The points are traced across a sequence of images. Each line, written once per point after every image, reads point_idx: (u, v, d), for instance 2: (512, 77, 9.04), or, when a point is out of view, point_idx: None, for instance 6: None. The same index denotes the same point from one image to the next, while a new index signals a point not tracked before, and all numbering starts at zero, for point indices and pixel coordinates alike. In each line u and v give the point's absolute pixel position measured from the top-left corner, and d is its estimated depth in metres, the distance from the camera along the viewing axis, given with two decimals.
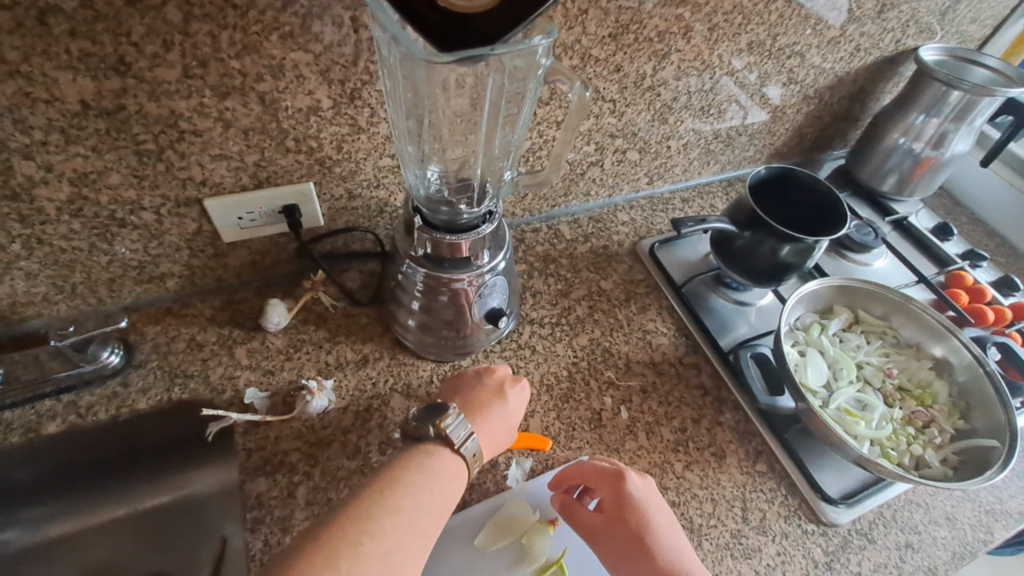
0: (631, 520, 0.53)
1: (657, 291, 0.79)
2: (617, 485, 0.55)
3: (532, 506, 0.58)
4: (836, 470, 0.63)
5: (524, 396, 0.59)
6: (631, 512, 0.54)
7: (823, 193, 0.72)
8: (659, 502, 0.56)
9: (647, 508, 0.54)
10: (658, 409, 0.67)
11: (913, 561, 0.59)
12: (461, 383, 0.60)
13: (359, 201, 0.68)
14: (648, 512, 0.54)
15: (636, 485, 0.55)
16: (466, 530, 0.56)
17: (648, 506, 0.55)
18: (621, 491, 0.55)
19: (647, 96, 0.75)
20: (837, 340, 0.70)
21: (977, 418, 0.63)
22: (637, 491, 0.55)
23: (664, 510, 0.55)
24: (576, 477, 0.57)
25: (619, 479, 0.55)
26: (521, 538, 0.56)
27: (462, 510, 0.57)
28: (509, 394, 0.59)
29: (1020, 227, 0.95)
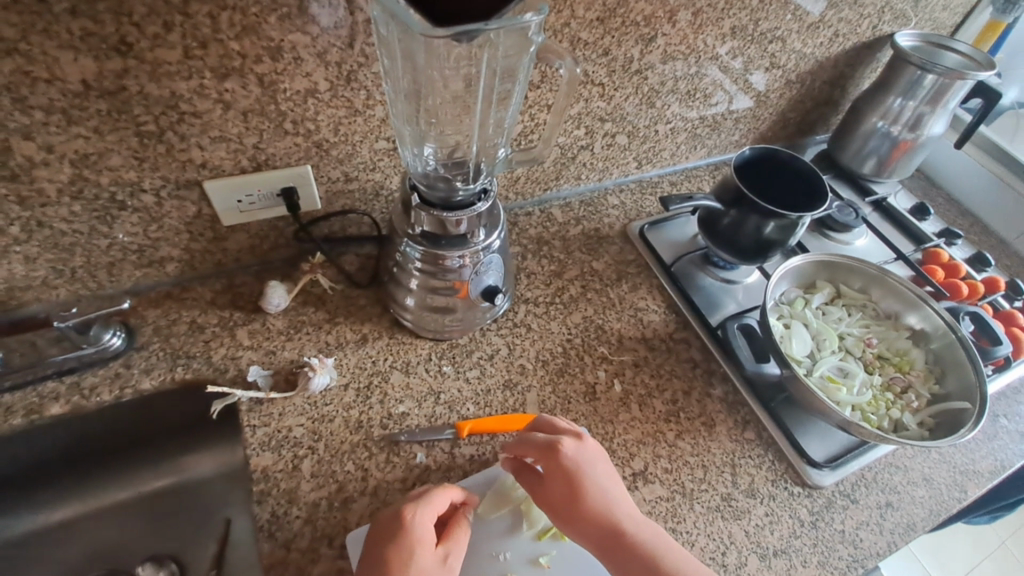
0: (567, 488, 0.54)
1: (647, 271, 0.82)
2: (552, 457, 0.55)
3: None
4: (820, 436, 0.66)
5: (429, 534, 0.51)
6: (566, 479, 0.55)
7: (804, 173, 0.75)
8: (597, 464, 0.56)
9: (585, 473, 0.55)
10: (649, 382, 0.69)
11: (893, 518, 0.62)
12: (367, 549, 0.51)
13: (355, 184, 0.69)
14: (584, 474, 0.55)
15: (571, 452, 0.56)
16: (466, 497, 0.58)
17: (584, 470, 0.55)
18: (557, 462, 0.55)
19: (634, 79, 0.77)
20: (820, 313, 0.73)
21: (951, 381, 0.66)
22: (571, 456, 0.56)
23: (596, 459, 0.57)
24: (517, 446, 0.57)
25: (552, 450, 0.56)
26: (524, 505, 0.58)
27: (464, 478, 0.59)
28: (415, 551, 0.49)
29: (992, 206, 0.99)
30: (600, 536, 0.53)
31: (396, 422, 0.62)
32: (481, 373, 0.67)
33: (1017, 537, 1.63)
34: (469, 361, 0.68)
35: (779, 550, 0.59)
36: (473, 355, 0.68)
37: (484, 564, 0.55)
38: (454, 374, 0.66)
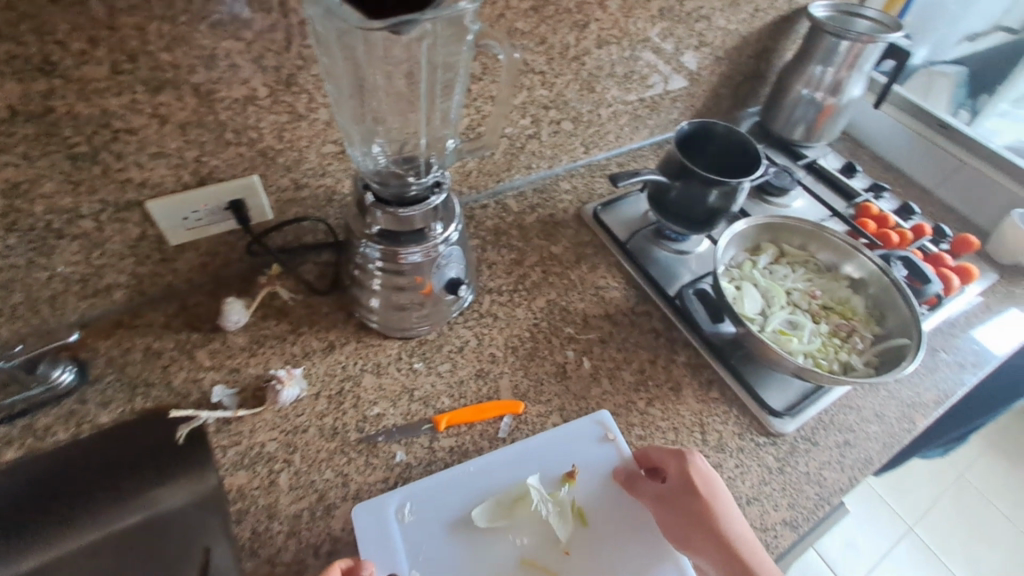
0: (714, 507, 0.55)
1: (605, 251, 0.84)
2: (680, 462, 0.57)
3: (547, 456, 0.61)
4: (779, 387, 0.70)
5: None
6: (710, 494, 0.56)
7: (742, 141, 0.78)
8: (721, 482, 0.57)
9: (708, 489, 0.56)
10: (617, 355, 0.71)
11: (850, 454, 0.67)
12: None
13: (306, 191, 0.69)
14: (708, 491, 0.56)
15: (700, 463, 0.57)
16: (470, 474, 0.59)
17: (709, 484, 0.56)
18: (682, 469, 0.57)
19: (573, 65, 0.79)
20: (767, 272, 0.77)
21: (889, 322, 0.71)
22: (699, 468, 0.57)
23: (717, 478, 0.57)
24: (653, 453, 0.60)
25: (682, 455, 0.58)
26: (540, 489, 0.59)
27: (474, 460, 0.60)
28: None
29: (913, 160, 1.07)
30: (715, 552, 0.54)
31: (371, 423, 0.61)
32: (453, 365, 0.67)
33: (972, 468, 1.80)
34: (440, 355, 0.68)
35: (752, 498, 0.62)
36: (443, 349, 0.69)
37: (503, 548, 0.55)
38: (425, 370, 0.66)
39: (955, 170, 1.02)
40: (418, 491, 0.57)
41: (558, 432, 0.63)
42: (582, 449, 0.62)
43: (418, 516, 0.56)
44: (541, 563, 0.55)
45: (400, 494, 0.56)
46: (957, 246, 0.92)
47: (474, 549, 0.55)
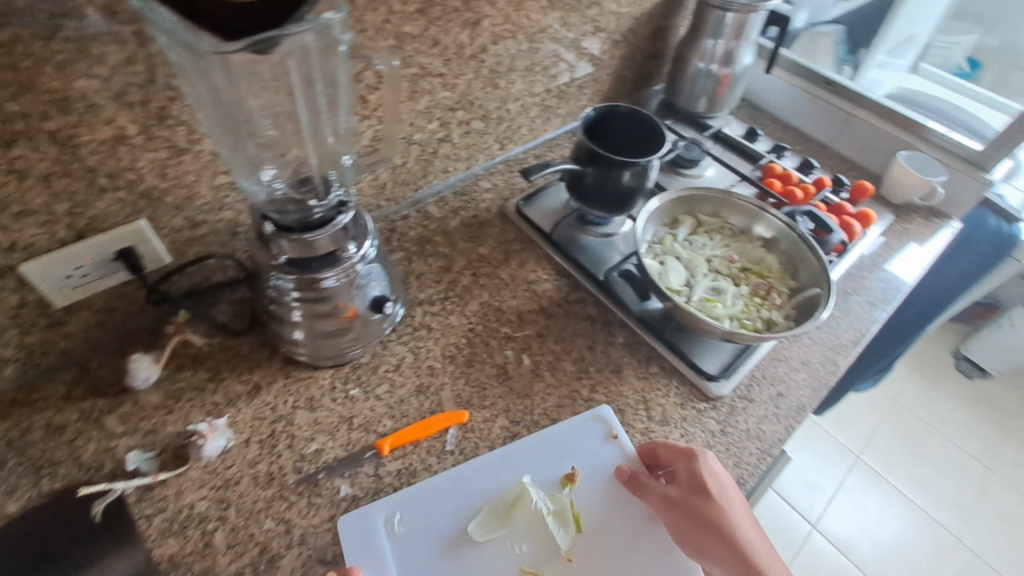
0: (722, 500, 0.57)
1: (532, 245, 0.84)
2: (690, 462, 0.58)
3: (547, 459, 0.62)
4: (712, 352, 0.72)
5: None
6: (717, 488, 0.57)
7: (645, 120, 0.80)
8: (729, 481, 0.58)
9: (717, 489, 0.57)
10: (555, 347, 0.71)
11: (784, 404, 0.70)
12: None
13: (204, 228, 0.64)
14: (717, 492, 0.57)
15: (709, 462, 0.59)
16: (463, 479, 0.59)
17: (718, 485, 0.57)
18: (693, 468, 0.58)
19: (472, 64, 0.79)
20: (688, 244, 0.79)
21: (802, 275, 0.75)
22: (708, 468, 0.58)
23: (725, 477, 0.58)
24: (658, 452, 0.61)
25: (691, 455, 0.59)
26: (538, 490, 0.59)
27: (469, 463, 0.60)
28: None
29: (808, 118, 1.14)
30: (722, 551, 0.55)
31: (310, 461, 0.58)
32: (391, 385, 0.65)
33: (897, 396, 2.02)
34: (376, 377, 0.66)
35: None
36: (379, 370, 0.66)
37: (501, 555, 0.55)
38: (363, 395, 0.64)
39: (845, 123, 1.09)
40: (409, 500, 0.57)
41: (556, 433, 0.63)
42: (583, 449, 0.62)
43: (408, 525, 0.56)
44: (543, 569, 0.55)
45: (390, 504, 0.56)
46: (855, 194, 0.99)
47: (466, 557, 0.55)
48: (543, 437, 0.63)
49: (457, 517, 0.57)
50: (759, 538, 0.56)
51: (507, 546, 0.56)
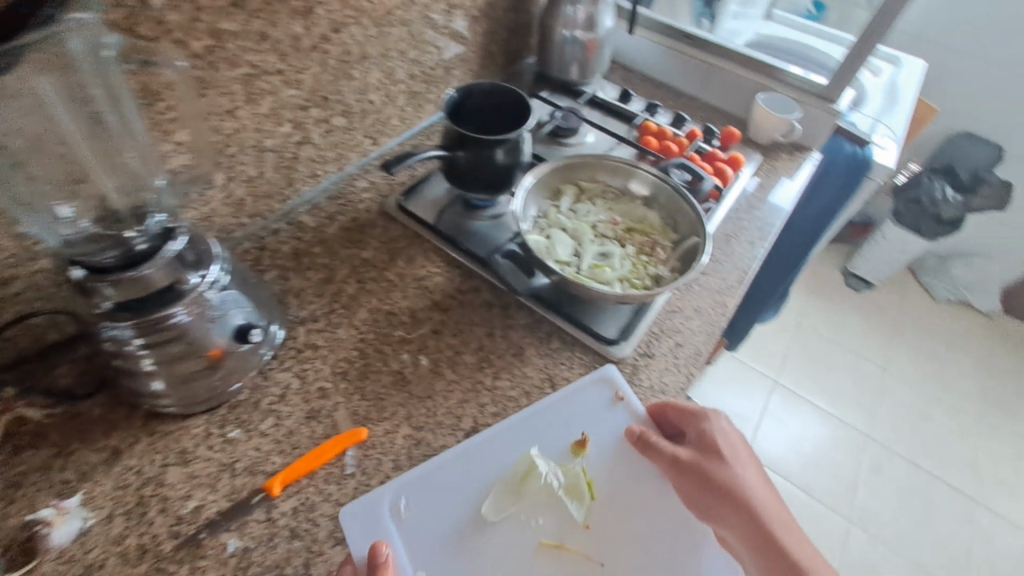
0: (732, 460, 0.61)
1: (419, 239, 0.80)
2: (702, 422, 0.63)
3: (557, 425, 0.64)
4: (608, 317, 0.73)
5: None
6: (727, 448, 0.62)
7: (506, 93, 0.78)
8: (737, 440, 0.63)
9: (724, 449, 0.62)
10: (454, 341, 0.69)
11: (683, 353, 0.72)
12: None
13: (16, 284, 0.56)
14: (725, 452, 0.62)
15: (717, 422, 0.63)
16: (472, 456, 0.60)
17: (726, 445, 0.62)
18: (704, 428, 0.62)
19: (316, 56, 0.73)
20: (572, 214, 0.79)
21: (682, 226, 0.77)
22: (716, 428, 0.63)
23: (732, 437, 0.63)
24: (669, 413, 0.65)
25: (703, 416, 0.63)
26: (546, 457, 0.61)
27: (482, 434, 0.61)
28: None
29: (675, 73, 1.17)
30: (732, 506, 0.59)
31: (191, 520, 0.52)
32: (277, 418, 0.59)
33: (801, 324, 2.23)
34: (258, 414, 0.60)
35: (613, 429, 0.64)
36: (261, 405, 0.60)
37: (516, 529, 0.58)
38: (245, 436, 0.58)
39: (708, 74, 1.14)
40: (415, 485, 0.57)
41: (558, 403, 0.65)
42: (591, 416, 0.65)
43: (417, 509, 0.57)
44: (561, 539, 0.58)
45: (395, 494, 0.56)
46: (725, 139, 1.03)
47: (484, 538, 0.57)
48: (553, 403, 0.65)
49: (467, 494, 0.58)
50: (767, 490, 0.62)
51: (517, 513, 0.59)
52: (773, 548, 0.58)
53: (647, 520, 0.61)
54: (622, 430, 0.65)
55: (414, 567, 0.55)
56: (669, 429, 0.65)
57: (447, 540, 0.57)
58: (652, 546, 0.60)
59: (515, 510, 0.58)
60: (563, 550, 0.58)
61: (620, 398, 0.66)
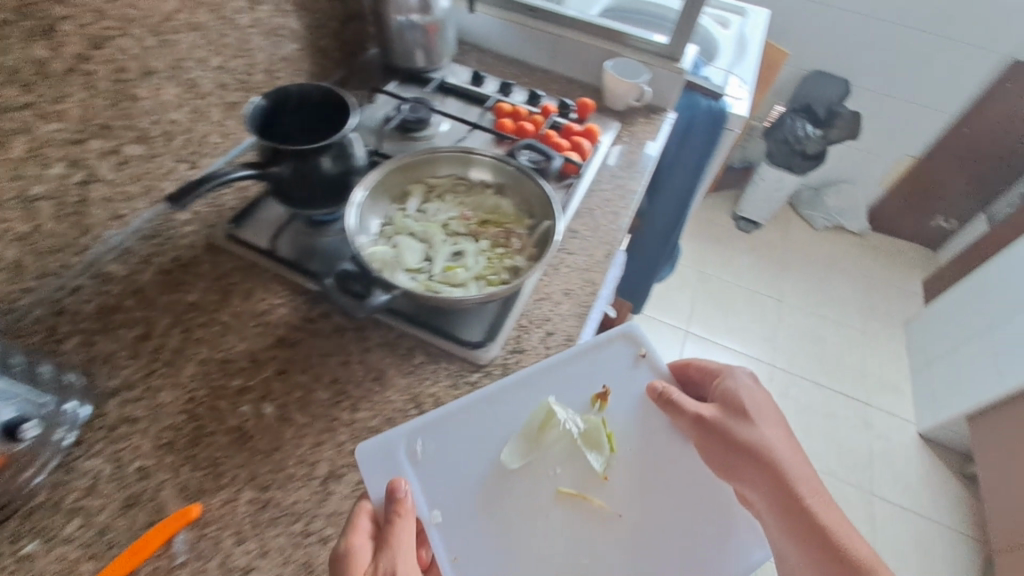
0: (758, 412, 0.64)
1: (255, 269, 0.72)
2: (725, 377, 0.67)
3: (577, 379, 0.68)
4: (472, 319, 0.69)
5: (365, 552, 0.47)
6: (751, 403, 0.65)
7: (319, 93, 0.70)
8: (766, 401, 0.66)
9: (748, 406, 0.64)
10: (303, 379, 0.62)
11: (554, 341, 0.70)
12: None
13: None
14: (751, 410, 0.64)
15: (742, 378, 0.67)
16: (480, 409, 0.63)
17: (750, 404, 0.65)
18: (727, 384, 0.66)
19: (76, 80, 0.61)
20: (421, 215, 0.74)
21: (536, 210, 0.74)
22: (740, 384, 0.66)
23: (760, 399, 0.66)
24: (691, 369, 0.71)
25: (726, 372, 0.67)
26: (565, 403, 0.66)
27: (506, 381, 0.65)
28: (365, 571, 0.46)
29: (525, 48, 1.14)
30: (752, 463, 0.62)
31: None
32: (86, 517, 0.51)
33: (703, 276, 2.39)
34: (61, 516, 0.51)
35: None
36: (65, 505, 0.51)
37: (531, 474, 0.64)
38: (45, 547, 0.49)
39: (556, 46, 1.11)
40: (434, 429, 0.61)
41: (581, 357, 0.69)
42: (614, 371, 0.70)
43: (432, 452, 0.61)
44: (575, 488, 0.64)
45: (411, 439, 0.60)
46: (580, 111, 1.02)
47: (504, 485, 0.63)
48: (577, 358, 0.69)
49: (489, 439, 0.63)
50: (794, 448, 0.63)
51: (538, 457, 0.64)
52: (791, 497, 0.60)
53: (651, 458, 0.67)
54: (643, 386, 0.70)
55: (429, 510, 0.60)
56: (698, 382, 0.71)
57: (464, 482, 0.62)
58: (656, 479, 0.66)
59: (533, 451, 0.64)
60: (581, 498, 0.64)
61: (642, 355, 0.72)
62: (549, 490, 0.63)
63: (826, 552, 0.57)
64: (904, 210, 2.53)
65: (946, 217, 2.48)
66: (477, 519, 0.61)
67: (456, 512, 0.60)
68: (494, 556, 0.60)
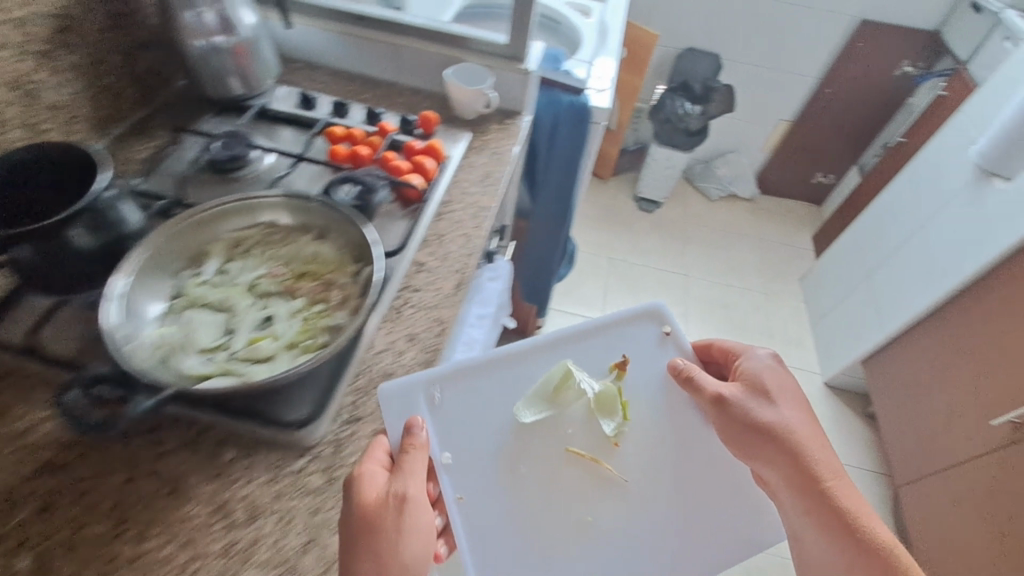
0: (778, 398, 0.73)
1: (14, 376, 0.59)
2: (742, 355, 0.78)
3: (600, 350, 0.82)
4: (293, 394, 0.59)
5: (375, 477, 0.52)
6: (767, 381, 0.75)
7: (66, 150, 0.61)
8: (788, 381, 0.75)
9: (766, 387, 0.74)
10: (73, 511, 0.52)
11: (396, 399, 0.63)
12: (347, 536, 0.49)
13: None
14: (769, 391, 0.74)
15: (762, 356, 0.77)
16: (453, 385, 0.75)
17: (768, 386, 0.74)
18: (744, 364, 0.77)
19: None
20: (223, 278, 0.64)
21: (360, 252, 0.64)
22: (756, 365, 0.76)
23: (779, 380, 0.75)
24: (712, 349, 0.83)
25: (743, 351, 0.79)
26: (582, 370, 0.79)
27: (538, 343, 0.80)
28: (378, 491, 0.52)
29: (362, 61, 1.05)
30: (767, 440, 0.72)
31: None
32: None
33: (614, 263, 2.41)
34: None
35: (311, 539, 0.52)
36: None
37: (540, 423, 0.77)
38: None
39: (393, 55, 1.02)
40: (451, 384, 0.75)
41: (603, 333, 0.83)
42: (639, 346, 0.83)
43: (446, 400, 0.74)
44: (583, 449, 0.77)
45: (428, 388, 0.72)
46: (425, 125, 0.93)
47: (522, 435, 0.76)
48: (606, 329, 0.83)
49: (513, 395, 0.77)
50: (810, 426, 0.72)
51: (552, 420, 0.78)
52: (812, 485, 0.69)
53: (660, 423, 0.80)
54: (666, 363, 0.83)
55: (441, 452, 0.73)
56: (720, 360, 0.83)
57: (479, 441, 0.74)
58: (661, 438, 0.79)
59: (546, 412, 0.76)
60: (587, 459, 0.77)
61: (665, 333, 0.85)
62: (558, 448, 0.77)
63: (842, 535, 0.66)
64: (787, 170, 2.67)
65: (824, 173, 2.64)
66: (495, 467, 0.74)
67: (469, 453, 0.73)
68: (491, 491, 0.73)
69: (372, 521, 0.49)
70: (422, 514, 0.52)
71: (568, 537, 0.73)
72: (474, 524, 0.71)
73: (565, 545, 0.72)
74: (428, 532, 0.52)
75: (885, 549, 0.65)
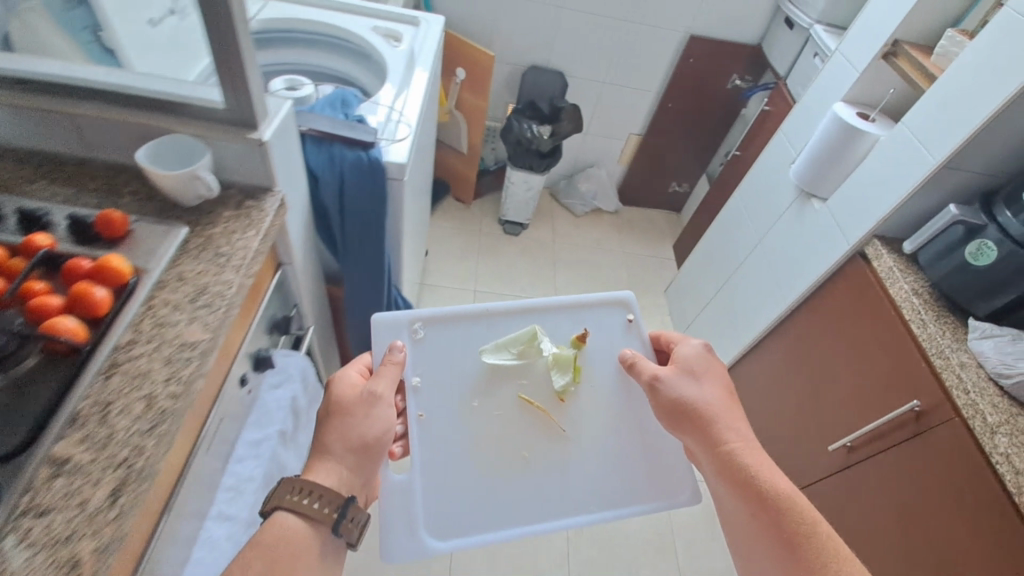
0: (702, 379, 0.90)
1: None
2: (682, 343, 0.97)
3: (569, 324, 1.07)
4: None
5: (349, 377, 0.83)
6: (693, 366, 0.92)
7: None
8: (714, 368, 0.92)
9: (692, 370, 0.91)
10: None
11: None
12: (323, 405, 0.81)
13: None
14: (696, 374, 0.91)
15: (696, 344, 0.95)
16: (440, 337, 1.01)
17: (695, 369, 0.91)
18: (680, 351, 0.95)
19: None
20: None
21: None
22: (687, 350, 0.94)
23: (707, 366, 0.92)
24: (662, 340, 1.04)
25: (683, 341, 0.97)
26: (546, 336, 1.04)
27: (513, 310, 1.04)
28: (350, 383, 0.82)
29: (34, 137, 0.79)
30: (685, 413, 0.88)
31: None
32: None
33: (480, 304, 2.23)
34: None
35: None
36: None
37: (501, 370, 1.02)
38: None
39: (76, 130, 0.77)
40: (432, 323, 1.00)
41: (579, 314, 1.07)
42: (603, 330, 1.08)
43: (427, 343, 1.00)
44: (530, 397, 1.02)
45: (413, 330, 0.99)
46: (106, 228, 0.69)
47: (489, 381, 1.02)
48: (580, 310, 1.08)
49: (485, 339, 1.02)
50: (727, 403, 0.87)
51: (519, 366, 1.03)
52: (722, 453, 0.82)
53: (611, 382, 1.05)
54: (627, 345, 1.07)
55: (414, 376, 0.97)
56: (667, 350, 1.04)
57: (446, 386, 0.99)
58: (612, 397, 1.04)
59: (512, 359, 1.02)
60: (529, 405, 1.01)
61: (630, 321, 1.09)
62: (512, 394, 1.01)
63: (743, 494, 0.78)
64: (645, 181, 2.70)
65: (678, 182, 2.70)
66: (458, 414, 0.98)
67: (445, 400, 0.98)
68: (452, 431, 0.97)
69: (348, 406, 0.78)
70: (389, 410, 0.81)
71: (512, 465, 0.97)
72: (428, 439, 0.95)
73: (505, 466, 0.97)
74: (389, 421, 0.80)
75: (780, 500, 0.76)
